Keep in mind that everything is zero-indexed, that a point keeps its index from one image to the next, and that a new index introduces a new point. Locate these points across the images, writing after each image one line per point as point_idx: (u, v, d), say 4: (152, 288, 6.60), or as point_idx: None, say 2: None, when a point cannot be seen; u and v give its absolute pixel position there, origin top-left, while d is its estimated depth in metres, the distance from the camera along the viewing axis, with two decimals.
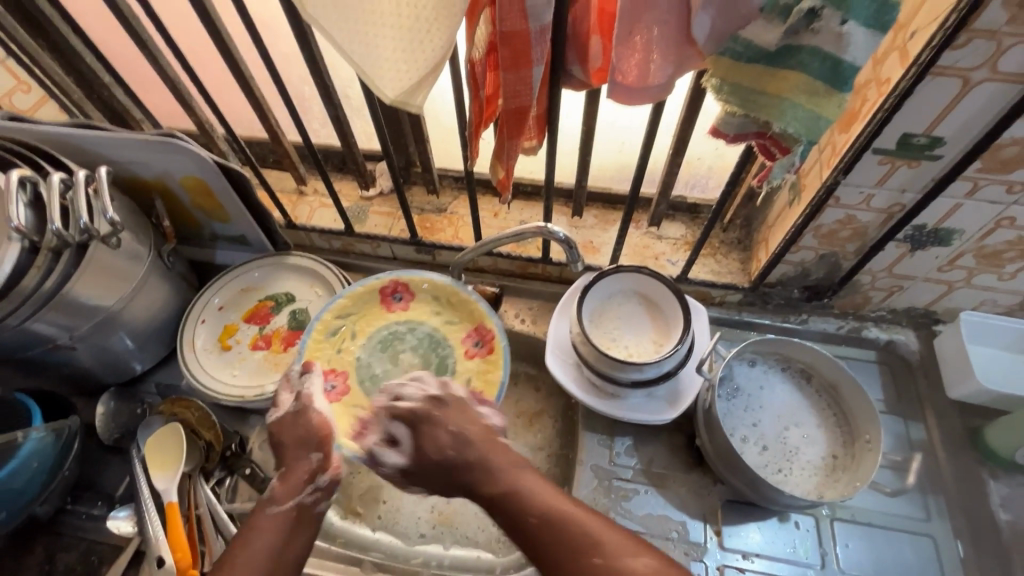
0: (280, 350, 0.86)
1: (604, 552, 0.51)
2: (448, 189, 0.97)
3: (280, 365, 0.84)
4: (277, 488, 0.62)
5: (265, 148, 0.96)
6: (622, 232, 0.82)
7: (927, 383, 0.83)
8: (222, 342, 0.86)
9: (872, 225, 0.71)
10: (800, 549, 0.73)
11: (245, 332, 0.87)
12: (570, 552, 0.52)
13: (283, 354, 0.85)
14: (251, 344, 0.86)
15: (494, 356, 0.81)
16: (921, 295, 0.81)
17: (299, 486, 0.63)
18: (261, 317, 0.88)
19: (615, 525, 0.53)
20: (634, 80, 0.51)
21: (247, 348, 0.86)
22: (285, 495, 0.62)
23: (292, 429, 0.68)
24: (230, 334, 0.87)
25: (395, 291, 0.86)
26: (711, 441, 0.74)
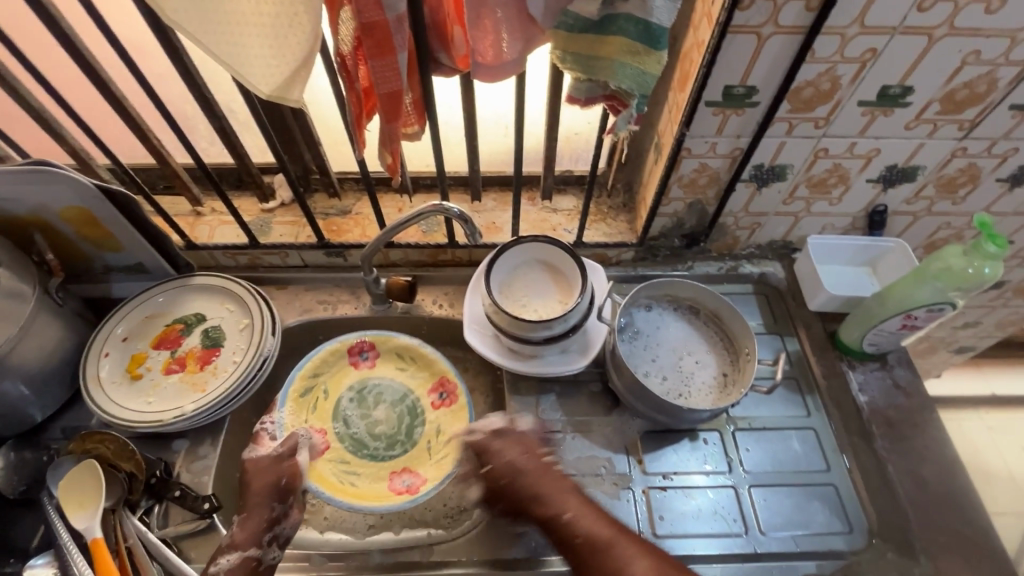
0: (196, 369, 0.84)
1: (628, 568, 0.62)
2: (349, 191, 0.99)
3: (196, 386, 0.83)
4: (237, 535, 0.71)
5: (154, 174, 0.94)
6: (517, 208, 0.89)
7: (795, 302, 0.96)
8: (131, 372, 0.83)
9: (723, 170, 0.82)
10: (709, 461, 0.82)
11: (155, 358, 0.85)
12: (606, 568, 0.63)
13: (199, 373, 0.84)
14: (164, 369, 0.84)
15: (456, 406, 0.91)
16: (777, 228, 0.94)
17: (257, 532, 0.71)
18: (172, 342, 0.87)
19: (634, 543, 0.64)
20: (491, 60, 0.58)
21: (160, 374, 0.84)
22: (242, 540, 0.70)
23: (263, 477, 0.75)
24: (138, 363, 0.84)
25: (362, 351, 0.94)
26: (620, 380, 0.82)
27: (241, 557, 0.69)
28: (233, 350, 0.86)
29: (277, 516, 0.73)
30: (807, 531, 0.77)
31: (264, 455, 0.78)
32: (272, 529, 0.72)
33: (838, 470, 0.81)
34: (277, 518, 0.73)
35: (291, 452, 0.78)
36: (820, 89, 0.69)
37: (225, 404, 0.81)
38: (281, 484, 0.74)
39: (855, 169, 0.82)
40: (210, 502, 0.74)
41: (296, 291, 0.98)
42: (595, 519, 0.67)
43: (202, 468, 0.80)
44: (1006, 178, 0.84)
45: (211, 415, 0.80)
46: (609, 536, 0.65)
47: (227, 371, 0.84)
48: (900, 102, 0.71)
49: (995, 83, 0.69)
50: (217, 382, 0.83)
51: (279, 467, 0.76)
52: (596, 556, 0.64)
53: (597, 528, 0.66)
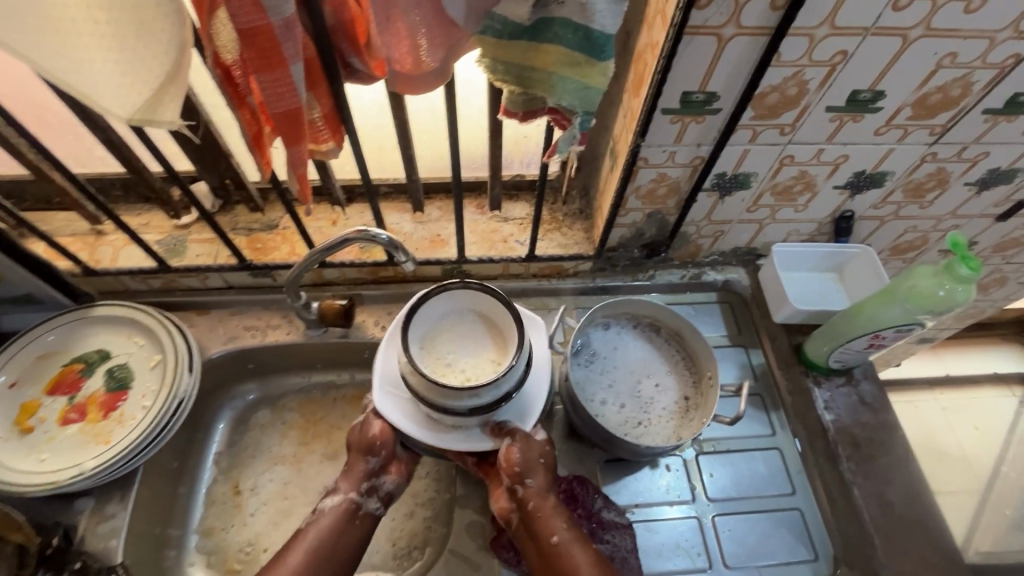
0: (98, 417, 0.74)
1: None
2: (276, 203, 0.89)
3: (99, 437, 0.73)
4: (342, 482, 0.73)
5: (41, 188, 0.82)
6: (461, 223, 0.80)
7: (760, 312, 0.91)
8: (21, 425, 0.73)
9: (683, 179, 0.75)
10: (672, 489, 0.78)
11: (49, 407, 0.74)
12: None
13: (102, 422, 0.74)
14: (61, 419, 0.74)
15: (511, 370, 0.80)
16: (741, 235, 0.89)
17: (358, 481, 0.72)
18: (71, 385, 0.76)
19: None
20: (411, 68, 0.48)
21: (56, 425, 0.73)
22: (344, 487, 0.72)
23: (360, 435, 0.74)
24: (29, 412, 0.74)
25: None
26: (577, 412, 0.75)
27: (342, 500, 0.71)
28: (142, 392, 0.76)
29: (372, 469, 0.73)
30: (771, 561, 0.74)
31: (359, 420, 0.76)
32: (371, 481, 0.73)
33: (801, 493, 0.78)
34: (374, 471, 0.73)
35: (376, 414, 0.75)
36: (786, 94, 0.63)
37: (131, 459, 0.71)
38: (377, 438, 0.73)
39: (822, 176, 0.76)
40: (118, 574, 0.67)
41: (219, 316, 0.87)
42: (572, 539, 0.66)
43: (110, 530, 0.71)
44: (974, 182, 0.80)
45: (116, 471, 0.71)
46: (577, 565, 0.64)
47: (135, 419, 0.74)
48: (870, 107, 0.65)
49: (970, 86, 0.63)
50: (123, 431, 0.73)
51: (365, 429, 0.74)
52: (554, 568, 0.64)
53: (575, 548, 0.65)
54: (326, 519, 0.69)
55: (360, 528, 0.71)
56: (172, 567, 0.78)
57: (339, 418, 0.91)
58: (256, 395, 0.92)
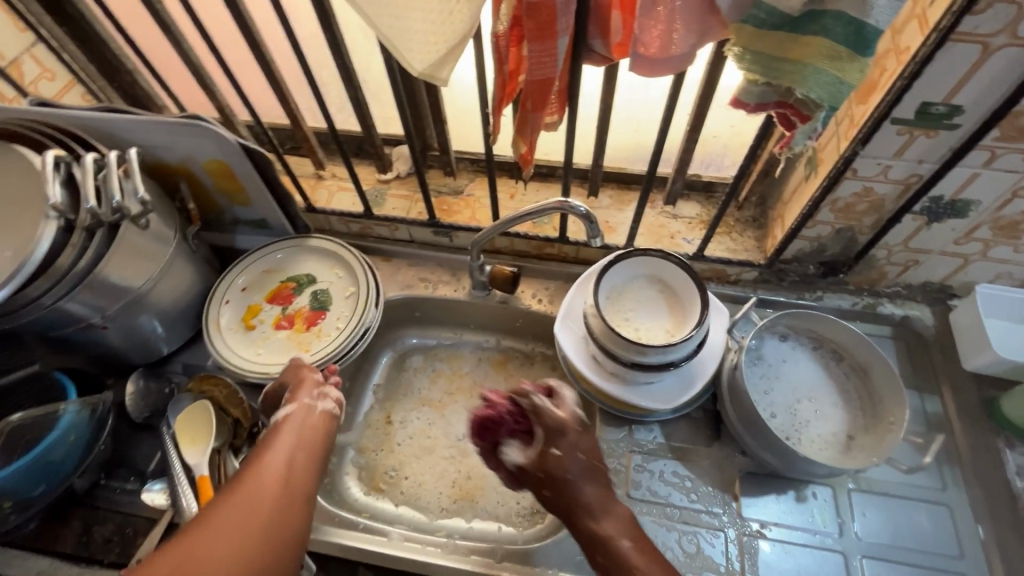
0: (302, 329, 0.87)
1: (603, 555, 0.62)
2: (464, 171, 0.98)
3: (302, 346, 0.86)
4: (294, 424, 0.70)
5: (285, 134, 0.98)
6: (639, 212, 0.83)
7: (944, 357, 0.83)
8: (245, 323, 0.87)
9: (890, 197, 0.71)
10: (817, 519, 0.74)
11: (268, 312, 0.89)
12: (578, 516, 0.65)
13: (306, 332, 0.87)
14: (275, 324, 0.88)
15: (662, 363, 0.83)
16: (938, 269, 0.82)
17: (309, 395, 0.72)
18: (285, 299, 0.90)
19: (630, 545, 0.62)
20: (656, 52, 0.51)
21: (271, 328, 0.88)
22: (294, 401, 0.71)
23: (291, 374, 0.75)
24: (251, 314, 0.88)
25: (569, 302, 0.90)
26: (735, 409, 0.75)
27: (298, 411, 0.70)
28: (338, 315, 0.88)
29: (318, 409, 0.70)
30: None
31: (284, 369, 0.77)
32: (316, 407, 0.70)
33: (973, 560, 0.70)
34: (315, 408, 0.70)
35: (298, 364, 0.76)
36: None
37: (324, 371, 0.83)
38: (309, 381, 0.73)
39: None
40: None
41: (400, 264, 0.98)
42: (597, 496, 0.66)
43: None
44: None
45: None
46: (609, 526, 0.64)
47: (330, 335, 0.86)
48: None
49: None
50: (321, 344, 0.85)
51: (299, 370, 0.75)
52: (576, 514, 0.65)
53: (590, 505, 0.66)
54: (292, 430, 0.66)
55: (321, 425, 0.69)
56: (333, 471, 0.90)
57: (483, 376, 0.98)
58: (416, 340, 1.02)
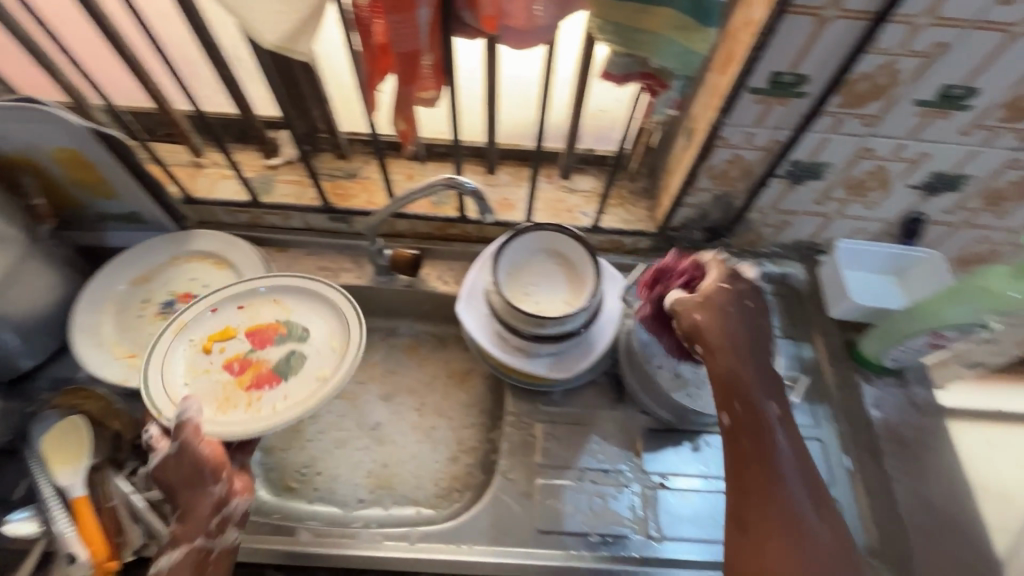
0: (246, 385, 0.74)
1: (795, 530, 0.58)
2: (357, 153, 0.94)
3: (224, 408, 0.72)
4: (177, 529, 0.63)
5: (152, 119, 0.89)
6: (534, 187, 0.84)
7: (814, 308, 0.92)
8: (206, 346, 0.77)
9: (757, 163, 0.76)
10: (711, 465, 0.80)
11: (233, 343, 0.78)
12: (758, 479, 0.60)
13: (241, 390, 0.74)
14: (226, 364, 0.76)
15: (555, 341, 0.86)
16: (805, 228, 0.89)
17: (202, 523, 0.64)
18: (264, 339, 0.79)
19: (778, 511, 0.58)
20: (523, 24, 0.52)
21: (220, 367, 0.76)
22: (181, 538, 0.63)
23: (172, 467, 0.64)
24: (224, 333, 0.78)
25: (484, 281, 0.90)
26: (634, 375, 0.80)
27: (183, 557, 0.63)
28: (284, 392, 0.74)
29: (220, 499, 0.65)
30: None
31: (166, 452, 0.65)
32: (219, 513, 0.65)
33: (841, 484, 0.79)
34: (223, 499, 0.65)
35: (196, 434, 0.65)
36: (876, 84, 0.64)
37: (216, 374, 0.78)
38: (211, 463, 0.65)
39: (899, 173, 0.76)
40: None
41: (296, 254, 0.94)
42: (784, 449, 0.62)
43: None
44: None
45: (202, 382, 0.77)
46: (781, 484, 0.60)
47: (258, 410, 0.72)
48: (960, 104, 0.65)
49: None
50: (250, 416, 0.71)
51: (185, 451, 0.64)
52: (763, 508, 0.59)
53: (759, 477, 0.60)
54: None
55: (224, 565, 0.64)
56: None
57: (394, 362, 0.96)
58: None
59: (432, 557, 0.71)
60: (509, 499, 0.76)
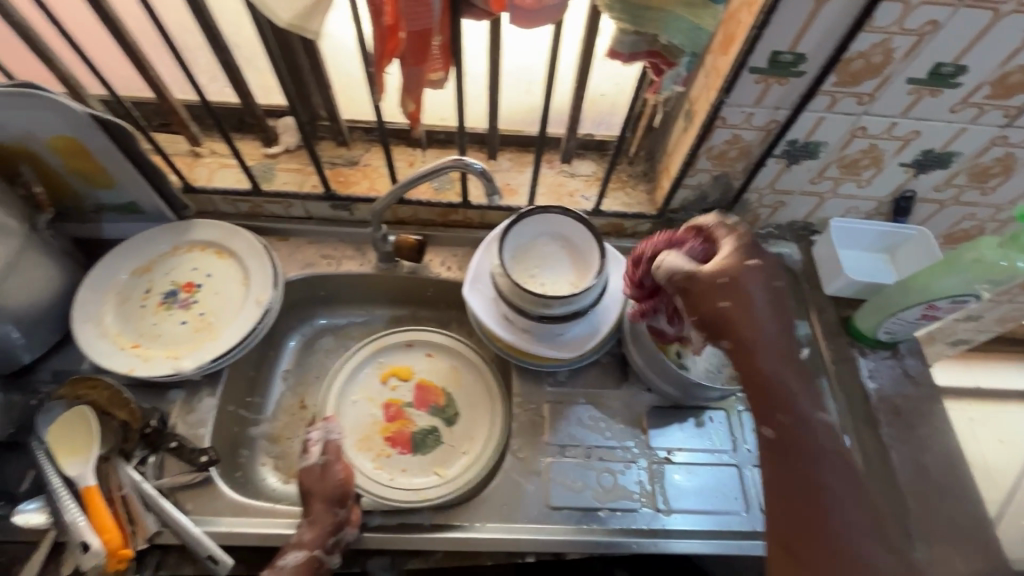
0: (387, 436, 0.82)
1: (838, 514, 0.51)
2: (358, 141, 0.94)
3: (363, 444, 0.81)
4: (305, 533, 0.66)
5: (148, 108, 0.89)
6: (537, 171, 0.85)
7: (809, 286, 0.94)
8: (385, 375, 0.87)
9: (755, 143, 0.78)
10: (715, 439, 0.82)
11: (404, 389, 0.86)
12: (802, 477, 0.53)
13: (381, 440, 0.82)
14: (383, 405, 0.85)
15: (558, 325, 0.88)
16: (800, 207, 0.91)
17: (324, 536, 0.67)
18: (424, 400, 0.86)
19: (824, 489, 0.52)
20: (530, 3, 0.52)
21: (381, 404, 0.85)
22: (307, 543, 0.66)
23: (317, 483, 0.69)
24: (402, 374, 0.88)
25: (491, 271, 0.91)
26: (640, 354, 0.81)
27: (303, 560, 0.65)
28: (412, 472, 0.80)
29: (340, 522, 0.68)
30: None
31: (313, 463, 0.71)
32: (337, 534, 0.68)
33: None
34: (340, 523, 0.68)
35: (338, 457, 0.72)
36: (871, 62, 0.66)
37: (224, 359, 0.78)
38: (344, 488, 0.70)
39: (891, 151, 0.79)
40: (207, 456, 0.72)
41: (298, 243, 0.93)
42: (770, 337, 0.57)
43: (198, 420, 0.77)
44: None
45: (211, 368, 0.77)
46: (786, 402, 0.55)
47: (379, 474, 0.79)
48: (950, 82, 0.68)
49: None
50: (373, 471, 0.79)
51: (327, 470, 0.70)
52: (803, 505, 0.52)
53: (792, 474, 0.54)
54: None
55: None
56: (246, 464, 0.85)
57: None
58: (326, 320, 0.98)
59: (445, 536, 0.72)
60: (521, 477, 0.77)
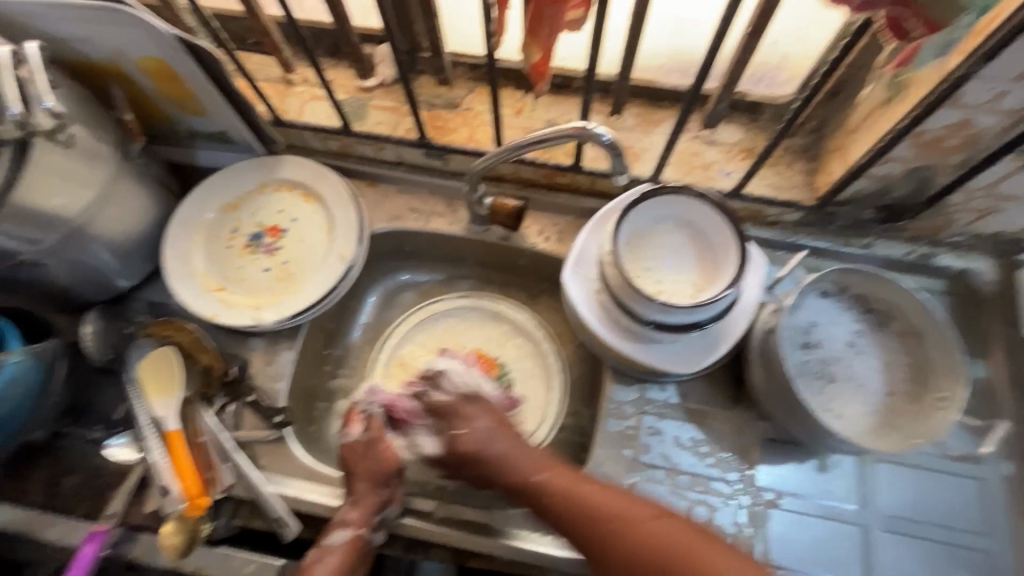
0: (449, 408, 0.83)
1: (623, 521, 0.55)
2: (461, 79, 0.82)
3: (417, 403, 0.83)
4: (349, 513, 0.64)
5: (242, 25, 0.81)
6: (673, 138, 0.68)
7: (999, 319, 0.74)
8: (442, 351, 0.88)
9: (991, 132, 0.57)
10: (838, 490, 0.68)
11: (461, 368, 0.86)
12: (570, 512, 0.57)
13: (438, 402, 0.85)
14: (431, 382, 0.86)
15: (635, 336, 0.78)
16: (1018, 220, 0.69)
17: (370, 516, 0.64)
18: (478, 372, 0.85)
19: (622, 493, 0.57)
20: None
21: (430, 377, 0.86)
22: (354, 522, 0.64)
23: (365, 462, 0.66)
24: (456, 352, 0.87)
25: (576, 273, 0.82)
26: (764, 379, 0.67)
27: (353, 537, 0.63)
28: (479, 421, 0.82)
29: (384, 502, 0.65)
30: None
31: (359, 439, 0.69)
32: (381, 513, 0.65)
33: (999, 538, 0.66)
34: (384, 504, 0.65)
35: (382, 435, 0.69)
36: None
37: (304, 317, 0.74)
38: (389, 467, 0.66)
39: None
40: (282, 417, 0.70)
41: (387, 191, 0.84)
42: (537, 465, 0.62)
43: (276, 373, 0.75)
44: None
45: (290, 324, 0.74)
46: (577, 486, 0.58)
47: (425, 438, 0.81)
48: None
49: None
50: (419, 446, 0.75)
51: (371, 450, 0.68)
52: (568, 501, 0.58)
53: (567, 482, 0.59)
54: (333, 557, 0.62)
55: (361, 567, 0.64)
56: (320, 418, 0.83)
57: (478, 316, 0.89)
58: (408, 276, 0.92)
59: (514, 544, 0.65)
60: None
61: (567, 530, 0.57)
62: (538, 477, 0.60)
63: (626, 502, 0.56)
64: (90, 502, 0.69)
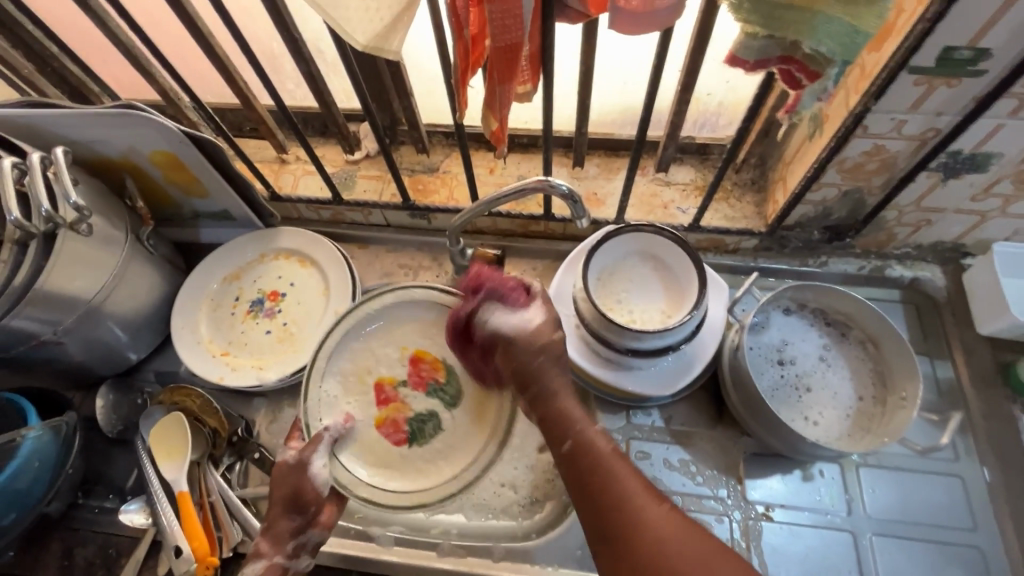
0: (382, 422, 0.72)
1: (647, 523, 0.48)
2: (438, 146, 0.91)
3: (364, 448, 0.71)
4: (262, 543, 0.63)
5: (239, 115, 0.91)
6: (629, 182, 0.76)
7: (954, 320, 0.79)
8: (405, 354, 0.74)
9: (903, 154, 0.65)
10: (825, 498, 0.71)
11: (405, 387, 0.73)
12: (605, 497, 0.50)
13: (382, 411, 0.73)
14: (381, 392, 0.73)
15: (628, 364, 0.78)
16: (952, 228, 0.75)
17: (284, 544, 0.63)
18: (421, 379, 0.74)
19: (662, 501, 0.50)
20: (638, 4, 0.44)
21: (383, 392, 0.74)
22: (266, 553, 0.63)
23: (283, 485, 0.64)
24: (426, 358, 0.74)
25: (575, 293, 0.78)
26: (738, 396, 0.71)
27: (268, 567, 0.62)
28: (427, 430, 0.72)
29: (302, 527, 0.64)
30: None
31: (290, 458, 0.66)
32: (298, 538, 0.64)
33: (986, 531, 0.68)
34: (302, 528, 0.64)
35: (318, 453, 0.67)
36: None
37: (304, 373, 0.79)
38: (307, 494, 0.64)
39: None
40: None
41: (377, 251, 0.92)
42: (594, 435, 0.54)
43: (280, 430, 0.79)
44: None
45: (292, 381, 0.79)
46: (610, 460, 0.52)
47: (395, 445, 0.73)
48: None
49: None
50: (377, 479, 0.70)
51: (304, 476, 0.65)
52: (596, 476, 0.51)
53: (604, 458, 0.53)
54: None
55: None
56: None
57: None
58: None
59: None
60: None
61: (581, 495, 0.52)
62: (568, 443, 0.54)
63: (668, 521, 0.48)
64: (104, 571, 0.71)
